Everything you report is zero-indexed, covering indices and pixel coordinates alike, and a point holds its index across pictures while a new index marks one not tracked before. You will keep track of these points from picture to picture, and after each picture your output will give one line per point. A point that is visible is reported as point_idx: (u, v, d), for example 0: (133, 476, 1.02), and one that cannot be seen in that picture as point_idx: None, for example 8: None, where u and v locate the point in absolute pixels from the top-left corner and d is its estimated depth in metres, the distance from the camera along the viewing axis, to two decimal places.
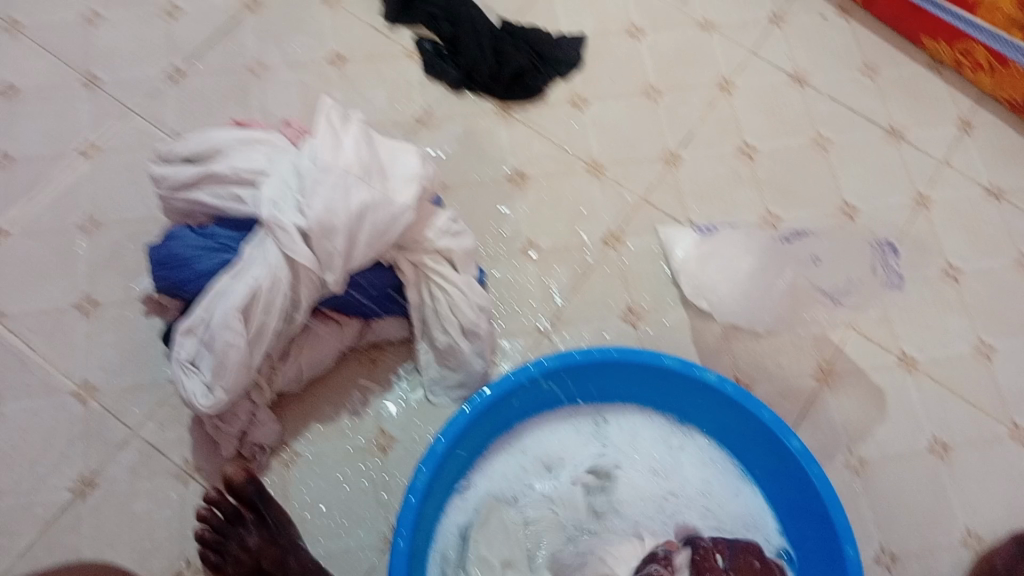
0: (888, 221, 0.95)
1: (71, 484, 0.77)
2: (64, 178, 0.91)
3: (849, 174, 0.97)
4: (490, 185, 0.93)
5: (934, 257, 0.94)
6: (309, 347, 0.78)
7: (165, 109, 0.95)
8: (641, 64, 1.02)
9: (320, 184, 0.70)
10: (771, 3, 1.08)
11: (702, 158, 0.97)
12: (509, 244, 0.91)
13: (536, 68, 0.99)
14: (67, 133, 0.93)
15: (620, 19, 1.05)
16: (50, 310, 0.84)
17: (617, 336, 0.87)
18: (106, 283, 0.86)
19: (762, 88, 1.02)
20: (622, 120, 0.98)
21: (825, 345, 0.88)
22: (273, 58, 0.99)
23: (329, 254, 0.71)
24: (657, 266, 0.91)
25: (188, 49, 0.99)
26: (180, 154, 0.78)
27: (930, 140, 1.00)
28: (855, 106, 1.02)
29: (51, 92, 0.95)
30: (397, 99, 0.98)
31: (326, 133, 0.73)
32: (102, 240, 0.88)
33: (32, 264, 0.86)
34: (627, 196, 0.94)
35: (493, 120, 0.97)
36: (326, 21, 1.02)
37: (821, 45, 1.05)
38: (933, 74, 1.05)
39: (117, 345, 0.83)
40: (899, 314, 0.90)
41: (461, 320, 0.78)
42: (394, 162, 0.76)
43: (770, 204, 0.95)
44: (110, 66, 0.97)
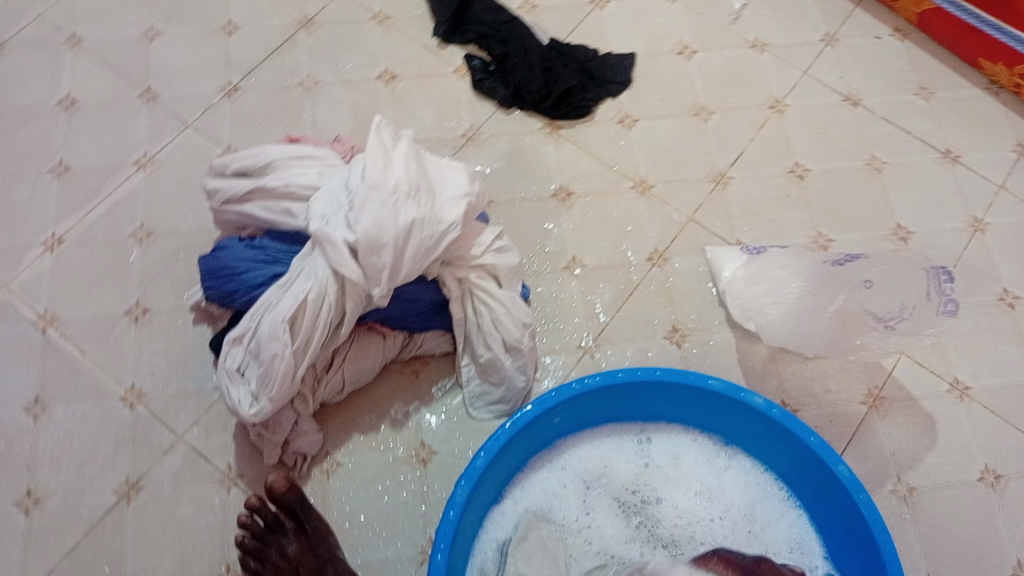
0: (942, 245, 0.93)
1: (117, 487, 0.79)
2: (122, 189, 0.93)
3: (901, 197, 0.96)
4: (536, 202, 0.94)
5: (990, 284, 0.91)
6: (354, 358, 0.79)
7: (220, 122, 0.98)
8: (690, 83, 1.02)
9: (370, 200, 0.71)
10: (824, 24, 1.07)
11: (750, 179, 0.96)
12: (553, 260, 0.91)
13: (585, 87, 0.99)
14: (126, 145, 0.96)
15: (670, 39, 1.05)
16: (103, 316, 0.87)
17: (660, 356, 0.87)
18: (158, 292, 0.88)
19: (813, 108, 1.01)
20: (670, 139, 0.98)
21: (874, 371, 0.86)
22: (325, 74, 1.01)
23: (376, 270, 0.71)
24: (703, 285, 0.90)
25: (244, 65, 1.01)
26: (234, 168, 0.80)
27: (987, 163, 0.98)
28: (909, 128, 1.00)
29: (111, 105, 0.98)
30: (446, 115, 0.99)
31: (377, 149, 0.74)
32: (156, 249, 0.90)
33: (88, 271, 0.89)
34: (674, 215, 0.93)
35: (540, 137, 0.98)
36: (379, 39, 1.04)
37: (875, 67, 1.04)
38: (991, 97, 1.02)
39: (166, 352, 0.85)
40: (952, 342, 0.88)
41: (504, 335, 0.78)
42: (442, 182, 0.76)
43: (821, 226, 0.93)
44: (169, 81, 1.00)
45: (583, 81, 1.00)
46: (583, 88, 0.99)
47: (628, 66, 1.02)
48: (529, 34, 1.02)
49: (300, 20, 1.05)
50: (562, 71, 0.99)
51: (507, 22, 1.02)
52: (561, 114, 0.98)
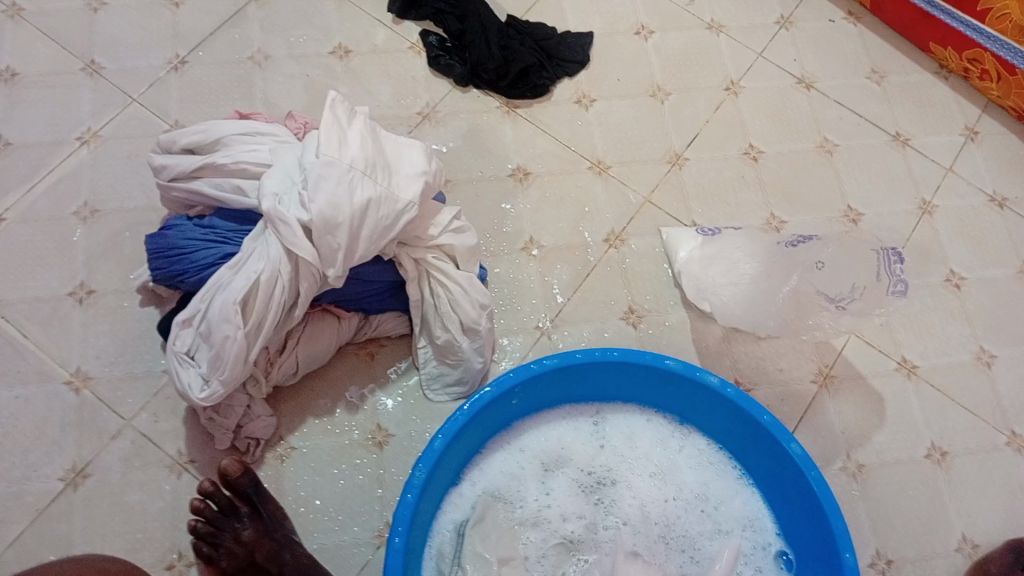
0: (891, 227, 0.95)
1: (63, 473, 0.77)
2: (65, 165, 0.90)
3: (853, 180, 0.97)
4: (494, 182, 0.93)
5: (937, 265, 0.93)
6: (308, 341, 0.78)
7: (167, 97, 0.95)
8: (648, 64, 1.02)
9: (325, 177, 0.69)
10: (780, 6, 1.08)
11: (706, 160, 0.96)
12: (511, 241, 0.90)
13: (543, 65, 0.98)
14: (68, 120, 0.93)
15: (628, 18, 1.05)
16: (46, 297, 0.84)
17: (617, 336, 0.87)
18: (104, 272, 0.85)
19: (769, 91, 1.01)
20: (627, 120, 0.98)
21: (825, 350, 0.87)
22: (277, 49, 0.99)
23: (332, 250, 0.70)
24: (659, 266, 0.91)
25: (192, 38, 0.98)
26: (182, 145, 0.78)
27: (936, 147, 1.00)
28: (861, 111, 1.01)
29: (52, 78, 0.95)
30: (402, 93, 0.97)
31: (332, 125, 0.72)
32: (101, 228, 0.87)
33: (29, 250, 0.86)
34: (632, 197, 0.93)
35: (498, 116, 0.97)
36: (333, 13, 1.01)
37: (829, 50, 1.05)
38: (940, 81, 1.04)
39: (113, 334, 0.83)
40: (900, 322, 0.90)
41: (462, 317, 0.78)
42: (400, 159, 0.75)
43: (775, 207, 0.94)
44: (113, 53, 0.97)
45: (541, 59, 0.98)
46: (540, 66, 0.98)
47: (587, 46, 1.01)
48: (487, 11, 1.00)
49: None
50: (519, 49, 0.98)
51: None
52: (518, 94, 0.98)
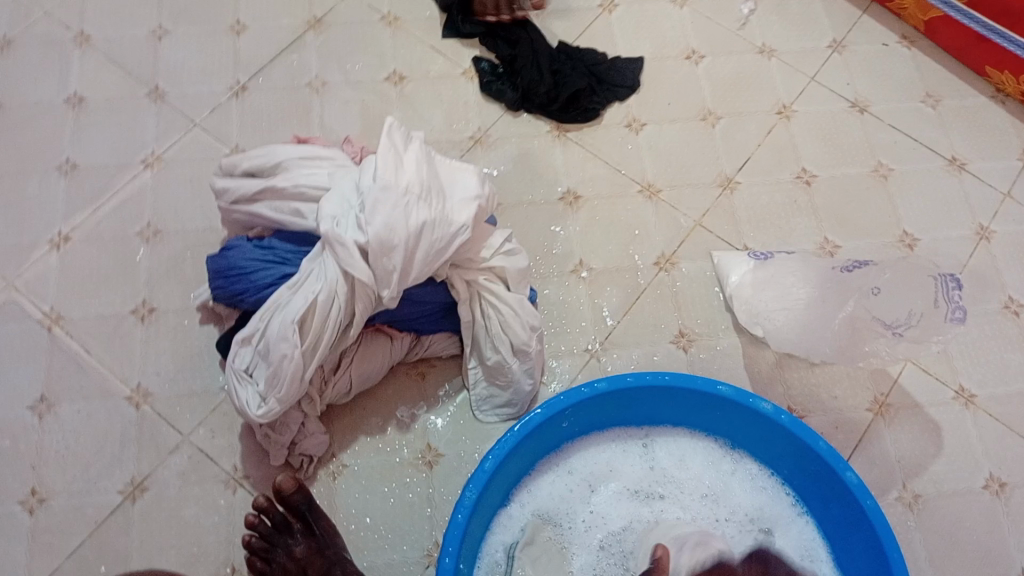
0: (948, 253, 0.93)
1: (122, 487, 0.79)
2: (129, 187, 0.93)
3: (908, 205, 0.96)
4: (545, 205, 0.94)
5: (995, 291, 0.91)
6: (361, 360, 0.79)
7: (227, 122, 0.97)
8: (698, 89, 1.02)
9: (382, 202, 0.70)
10: (832, 31, 1.07)
11: (758, 185, 0.96)
12: (561, 263, 0.91)
13: (594, 91, 0.99)
14: (133, 144, 0.96)
15: (678, 44, 1.05)
16: (109, 315, 0.86)
17: (666, 359, 0.87)
18: (165, 291, 0.88)
19: (821, 115, 1.01)
20: (678, 144, 0.98)
21: (881, 378, 0.86)
22: (333, 75, 1.01)
23: (386, 271, 0.71)
24: (710, 289, 0.90)
25: (252, 65, 1.01)
26: (244, 169, 0.80)
27: (993, 172, 0.99)
28: (916, 135, 1.00)
29: (118, 103, 0.98)
30: (454, 118, 0.99)
31: (389, 150, 0.73)
32: (163, 249, 0.90)
33: (94, 270, 0.89)
34: (682, 220, 0.93)
35: (548, 140, 0.98)
36: (388, 40, 1.04)
37: (884, 74, 1.04)
38: (997, 105, 1.03)
39: (173, 351, 0.85)
40: (958, 349, 0.88)
41: (512, 339, 0.78)
42: (454, 184, 0.75)
43: (828, 232, 0.93)
44: (176, 79, 1.00)
45: (593, 86, 0.99)
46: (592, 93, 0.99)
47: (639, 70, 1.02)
48: (540, 40, 1.02)
49: (310, 20, 1.04)
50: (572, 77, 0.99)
51: (517, 30, 1.02)
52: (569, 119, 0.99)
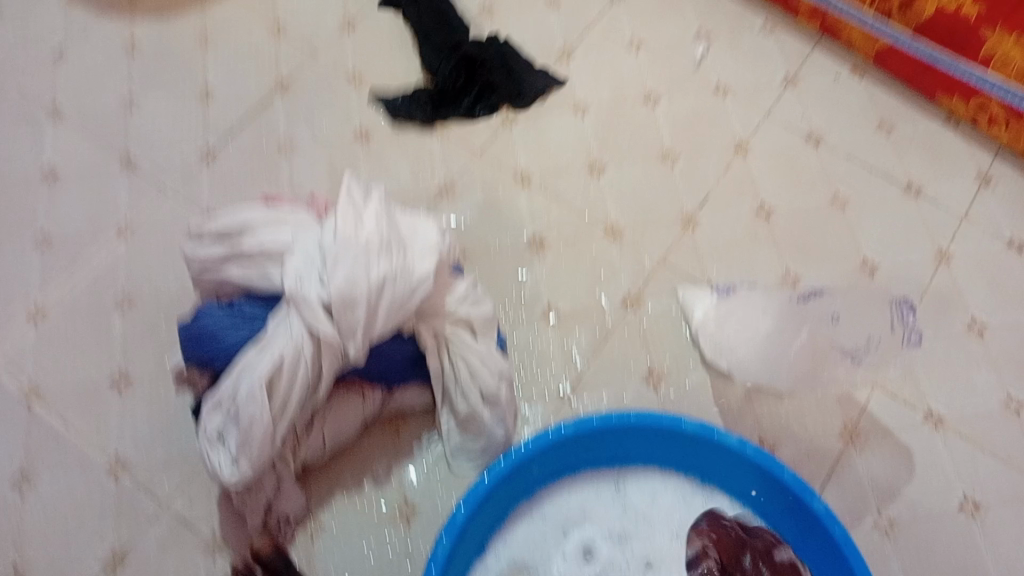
0: (910, 277, 0.95)
1: (104, 557, 0.80)
2: (103, 257, 0.95)
3: (868, 231, 0.98)
4: (511, 252, 0.95)
5: (958, 312, 0.93)
6: (333, 418, 0.80)
7: (198, 188, 1.00)
8: (657, 129, 1.04)
9: (342, 258, 0.72)
10: (785, 66, 1.10)
11: (720, 220, 0.98)
12: (529, 308, 0.92)
13: (498, 85, 1.06)
14: (105, 214, 0.98)
15: (636, 87, 1.08)
16: (86, 386, 0.88)
17: (637, 398, 0.88)
18: (141, 359, 0.89)
19: (778, 149, 1.03)
20: (639, 184, 1.00)
21: (850, 405, 0.87)
22: (301, 136, 1.03)
23: (350, 327, 0.72)
24: (677, 327, 0.91)
25: (221, 131, 1.03)
26: (209, 233, 0.82)
27: (949, 195, 1.01)
28: (872, 163, 1.03)
29: (90, 176, 1.00)
30: (419, 172, 1.01)
31: (347, 207, 0.75)
32: (137, 317, 0.91)
33: (70, 341, 0.90)
34: (647, 259, 0.95)
35: (512, 188, 1.00)
36: (353, 100, 1.06)
37: (837, 104, 1.07)
38: (950, 129, 1.05)
39: (150, 419, 0.86)
40: (925, 371, 0.89)
41: (482, 387, 0.80)
42: (414, 236, 0.78)
43: (790, 263, 0.95)
44: (147, 149, 1.02)
45: (494, 66, 1.06)
46: (490, 73, 1.06)
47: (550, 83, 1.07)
48: (460, 23, 1.10)
49: (275, 83, 1.07)
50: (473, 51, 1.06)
51: (435, 16, 1.10)
52: (464, 106, 1.05)
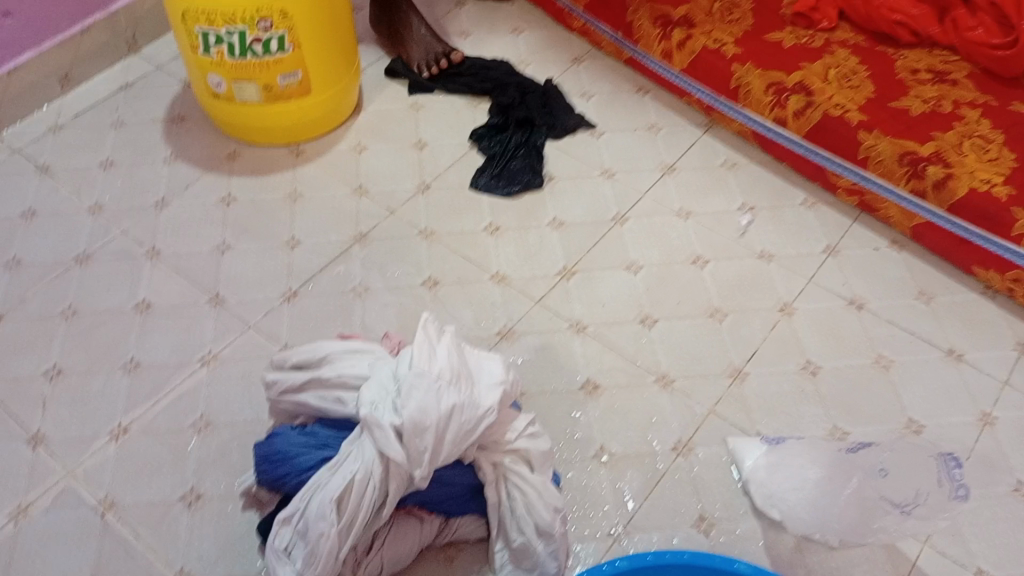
0: (955, 438, 0.97)
1: None
2: (185, 384, 1.02)
3: (911, 392, 1.01)
4: (566, 394, 1.00)
5: (1004, 475, 0.94)
6: (392, 541, 0.83)
7: (279, 325, 1.08)
8: (705, 289, 1.11)
9: (416, 387, 0.78)
10: (825, 237, 1.18)
11: (765, 376, 1.02)
12: (582, 449, 0.96)
13: (538, 118, 1.31)
14: (191, 344, 1.06)
15: (685, 251, 1.16)
16: (157, 502, 0.92)
17: (686, 542, 0.89)
18: (212, 480, 0.94)
19: (822, 313, 1.09)
20: (688, 339, 1.06)
21: (899, 560, 0.88)
22: (376, 282, 1.12)
23: (419, 452, 0.77)
24: (728, 474, 0.94)
25: (303, 275, 1.13)
26: (292, 361, 0.88)
27: (989, 361, 1.05)
28: (913, 329, 1.08)
29: (181, 309, 1.09)
30: (483, 317, 1.08)
31: (423, 342, 0.82)
32: (212, 439, 0.97)
33: (147, 460, 0.95)
34: (696, 407, 1.00)
35: (568, 335, 1.06)
36: (425, 253, 1.16)
37: (875, 273, 1.14)
38: (987, 301, 1.11)
39: (214, 537, 0.90)
40: (973, 531, 0.90)
41: (537, 520, 0.82)
42: (481, 371, 0.84)
43: (836, 419, 0.98)
44: (234, 288, 1.12)
45: (534, 105, 1.32)
46: (529, 110, 1.31)
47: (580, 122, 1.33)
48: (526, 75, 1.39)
49: (355, 235, 1.18)
50: (516, 95, 1.34)
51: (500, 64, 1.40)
52: (513, 135, 1.29)
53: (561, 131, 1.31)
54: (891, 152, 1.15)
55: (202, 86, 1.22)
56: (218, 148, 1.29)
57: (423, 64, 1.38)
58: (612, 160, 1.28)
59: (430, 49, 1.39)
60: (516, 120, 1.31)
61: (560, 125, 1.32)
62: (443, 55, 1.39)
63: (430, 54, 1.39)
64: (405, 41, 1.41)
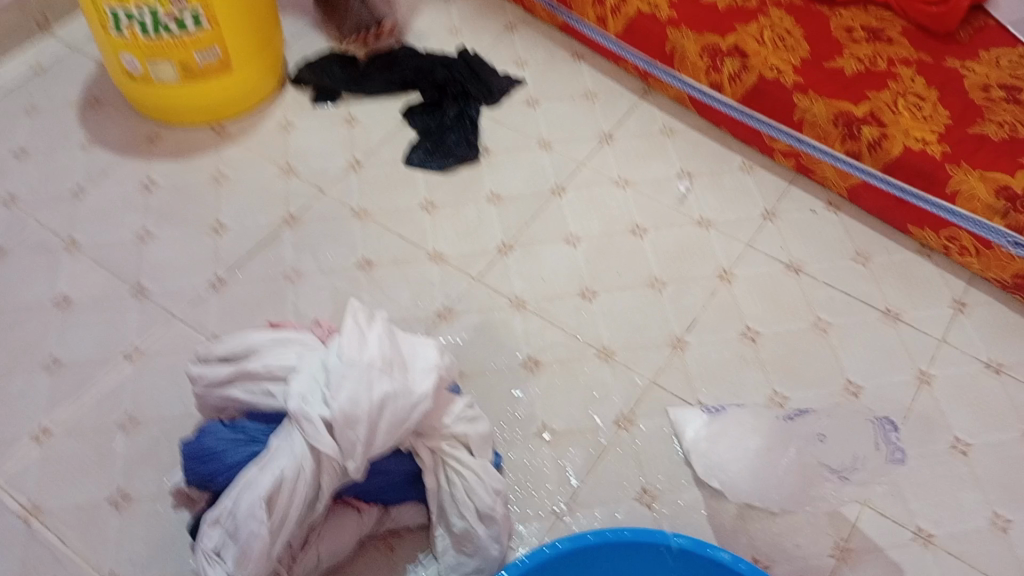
0: (893, 398, 0.98)
1: None
2: (110, 380, 0.98)
3: (850, 354, 1.01)
4: (506, 372, 0.99)
5: (942, 433, 0.95)
6: (330, 534, 0.81)
7: (208, 314, 1.04)
8: (645, 259, 1.10)
9: (346, 377, 0.75)
10: (764, 201, 1.17)
11: (707, 345, 1.02)
12: (524, 428, 0.94)
13: (473, 92, 1.28)
14: (116, 338, 1.01)
15: (623, 220, 1.14)
16: (85, 505, 0.89)
17: (630, 516, 0.89)
18: (142, 479, 0.91)
19: (762, 278, 1.08)
20: (629, 310, 1.05)
21: (840, 523, 0.88)
22: (307, 265, 1.09)
23: (351, 443, 0.75)
24: (669, 446, 0.94)
25: (232, 261, 1.09)
26: (218, 354, 0.84)
27: (925, 320, 1.05)
28: (851, 290, 1.08)
29: (104, 302, 1.05)
30: (420, 297, 1.06)
31: (353, 330, 0.79)
32: (140, 437, 0.93)
33: (72, 462, 0.92)
34: (638, 379, 0.99)
35: (507, 311, 1.04)
36: (358, 233, 1.12)
37: (813, 235, 1.14)
38: (923, 259, 1.12)
39: (146, 538, 0.87)
40: (912, 490, 0.91)
41: (477, 504, 0.81)
42: (415, 356, 0.81)
43: (777, 385, 0.98)
44: (160, 278, 1.07)
45: (466, 79, 1.28)
46: (463, 84, 1.28)
47: (512, 84, 1.31)
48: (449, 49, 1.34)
49: (285, 217, 1.14)
50: (445, 70, 1.29)
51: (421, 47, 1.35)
52: (449, 111, 1.25)
53: (495, 103, 1.28)
54: (826, 115, 1.14)
55: (115, 67, 1.16)
56: (138, 131, 1.23)
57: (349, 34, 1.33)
58: (548, 130, 1.25)
59: (358, 19, 1.32)
60: (450, 95, 1.27)
61: (494, 97, 1.29)
62: (367, 26, 1.32)
63: (356, 24, 1.32)
64: (340, 10, 1.34)
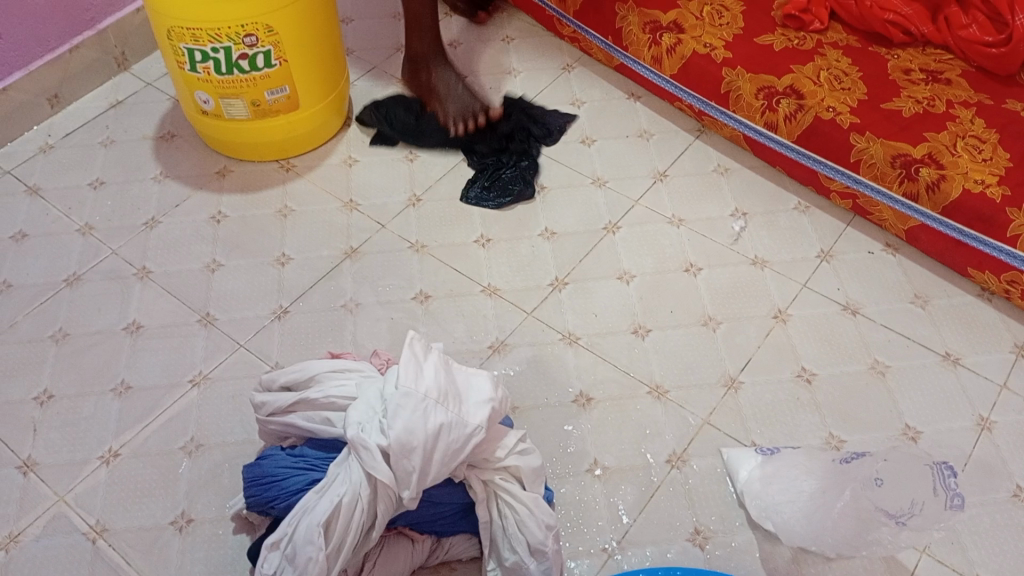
0: (953, 444, 0.96)
1: None
2: (176, 405, 1.01)
3: (908, 397, 1.00)
4: (558, 407, 0.99)
5: (1003, 480, 0.93)
6: (384, 562, 0.82)
7: (270, 343, 1.07)
8: (699, 297, 1.11)
9: (402, 407, 0.77)
10: (820, 242, 1.17)
11: (760, 385, 1.01)
12: (576, 463, 0.95)
13: (529, 129, 1.31)
14: (182, 365, 1.05)
15: (677, 258, 1.15)
16: (149, 526, 0.92)
17: (681, 556, 0.88)
18: (204, 502, 0.93)
19: (817, 318, 1.08)
20: (681, 349, 1.05)
21: (898, 570, 0.87)
22: (366, 297, 1.12)
23: (406, 473, 0.76)
24: (722, 486, 0.93)
25: (295, 292, 1.12)
26: (280, 382, 0.88)
27: (986, 364, 1.04)
28: (910, 333, 1.07)
29: (172, 329, 1.09)
30: (475, 331, 1.07)
31: (410, 361, 0.81)
32: (203, 461, 0.96)
33: (139, 483, 0.95)
34: (690, 418, 0.99)
35: (561, 346, 1.06)
36: (415, 266, 1.15)
37: (870, 277, 1.13)
38: (984, 303, 1.10)
39: (206, 560, 0.89)
40: (972, 539, 0.89)
41: (529, 538, 0.81)
42: (470, 388, 0.82)
43: (833, 428, 0.97)
44: (225, 307, 1.11)
45: (522, 116, 1.32)
46: (520, 122, 1.31)
47: (568, 121, 1.33)
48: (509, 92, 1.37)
49: (346, 250, 1.17)
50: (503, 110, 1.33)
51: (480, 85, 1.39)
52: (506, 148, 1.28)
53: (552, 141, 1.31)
54: (884, 156, 1.14)
55: (190, 105, 1.21)
56: (208, 166, 1.28)
57: (455, 118, 1.30)
58: (603, 168, 1.27)
59: (465, 103, 1.31)
60: (505, 132, 1.30)
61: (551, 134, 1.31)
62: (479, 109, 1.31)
63: (464, 108, 1.31)
64: (436, 93, 1.32)
